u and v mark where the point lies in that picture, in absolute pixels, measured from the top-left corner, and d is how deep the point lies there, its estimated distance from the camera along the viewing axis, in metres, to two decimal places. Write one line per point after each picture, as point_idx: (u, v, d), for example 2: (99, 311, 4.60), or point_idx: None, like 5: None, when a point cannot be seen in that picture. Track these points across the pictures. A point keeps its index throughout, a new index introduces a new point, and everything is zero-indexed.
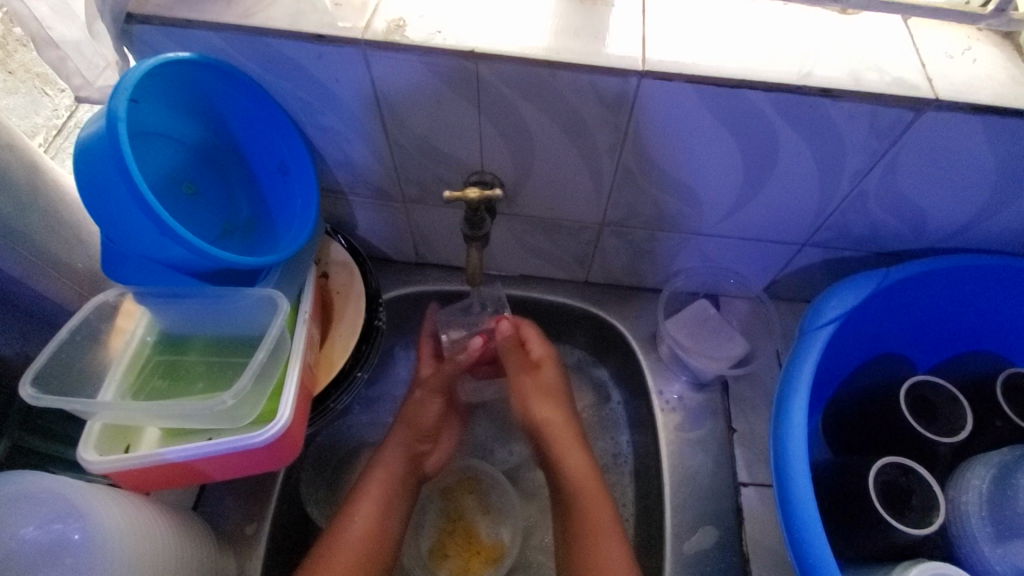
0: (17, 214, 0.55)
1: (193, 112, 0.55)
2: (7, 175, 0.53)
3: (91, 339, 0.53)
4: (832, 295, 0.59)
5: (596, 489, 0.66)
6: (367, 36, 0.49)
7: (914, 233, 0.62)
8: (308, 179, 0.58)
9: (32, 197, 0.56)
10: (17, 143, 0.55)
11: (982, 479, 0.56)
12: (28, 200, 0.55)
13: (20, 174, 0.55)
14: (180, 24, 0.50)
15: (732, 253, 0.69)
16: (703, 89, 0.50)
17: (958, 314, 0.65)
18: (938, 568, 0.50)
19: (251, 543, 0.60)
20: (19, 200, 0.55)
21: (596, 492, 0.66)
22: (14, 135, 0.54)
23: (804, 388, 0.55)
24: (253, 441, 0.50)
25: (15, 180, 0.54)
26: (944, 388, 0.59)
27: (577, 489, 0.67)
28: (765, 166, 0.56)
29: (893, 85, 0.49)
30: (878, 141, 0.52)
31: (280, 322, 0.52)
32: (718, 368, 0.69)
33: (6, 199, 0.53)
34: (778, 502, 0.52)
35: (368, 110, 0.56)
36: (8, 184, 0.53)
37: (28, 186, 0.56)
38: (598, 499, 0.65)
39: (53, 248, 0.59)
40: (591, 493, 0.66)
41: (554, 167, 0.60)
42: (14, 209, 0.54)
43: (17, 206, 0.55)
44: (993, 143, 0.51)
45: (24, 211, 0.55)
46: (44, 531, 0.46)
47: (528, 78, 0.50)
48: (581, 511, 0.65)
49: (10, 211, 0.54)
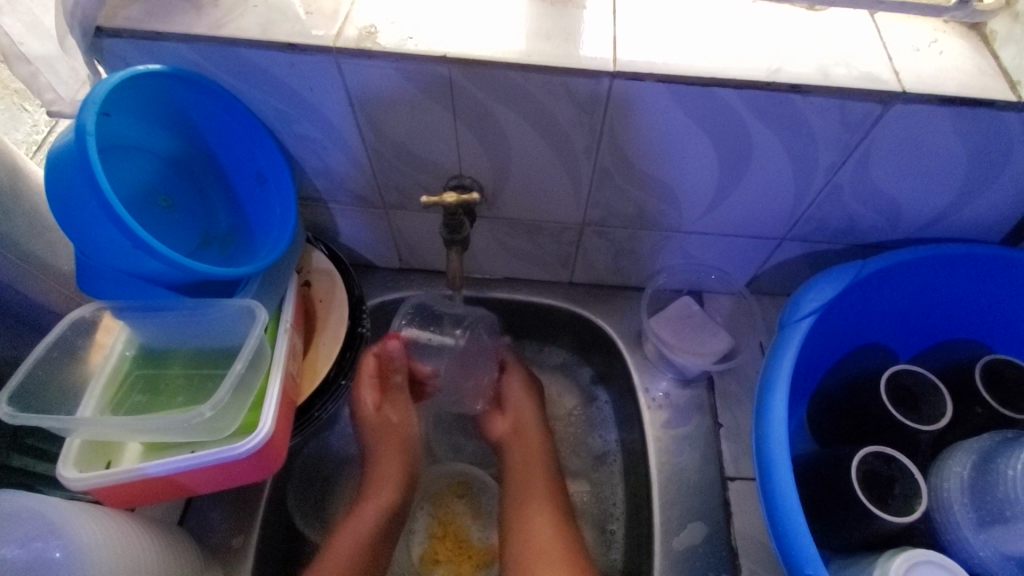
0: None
1: (166, 124, 0.54)
2: None
3: (68, 356, 0.52)
4: (811, 288, 0.60)
5: (539, 503, 0.67)
6: (339, 43, 0.49)
7: (890, 225, 0.63)
8: (286, 188, 0.58)
9: (17, 203, 0.56)
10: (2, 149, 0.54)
11: (962, 466, 0.56)
12: (11, 208, 0.55)
13: (3, 180, 0.54)
14: (151, 37, 0.50)
15: (712, 250, 0.69)
16: (675, 88, 0.50)
17: (937, 304, 0.65)
18: (918, 555, 0.51)
19: (239, 556, 0.60)
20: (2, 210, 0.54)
21: (536, 502, 0.67)
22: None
23: (785, 382, 0.55)
24: (235, 453, 0.50)
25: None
26: (925, 376, 0.59)
27: (525, 504, 0.67)
28: (740, 162, 0.57)
29: (861, 79, 0.49)
30: (849, 135, 0.53)
31: (259, 332, 0.52)
32: (703, 364, 0.69)
33: None
34: (761, 497, 0.53)
35: (344, 118, 0.56)
36: None
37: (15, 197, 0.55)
38: (542, 521, 0.65)
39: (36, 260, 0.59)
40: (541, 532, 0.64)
41: (531, 169, 0.60)
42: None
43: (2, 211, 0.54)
44: (962, 133, 0.52)
45: (8, 215, 0.55)
46: (25, 551, 0.45)
47: (500, 81, 0.51)
48: (525, 532, 0.65)
49: None
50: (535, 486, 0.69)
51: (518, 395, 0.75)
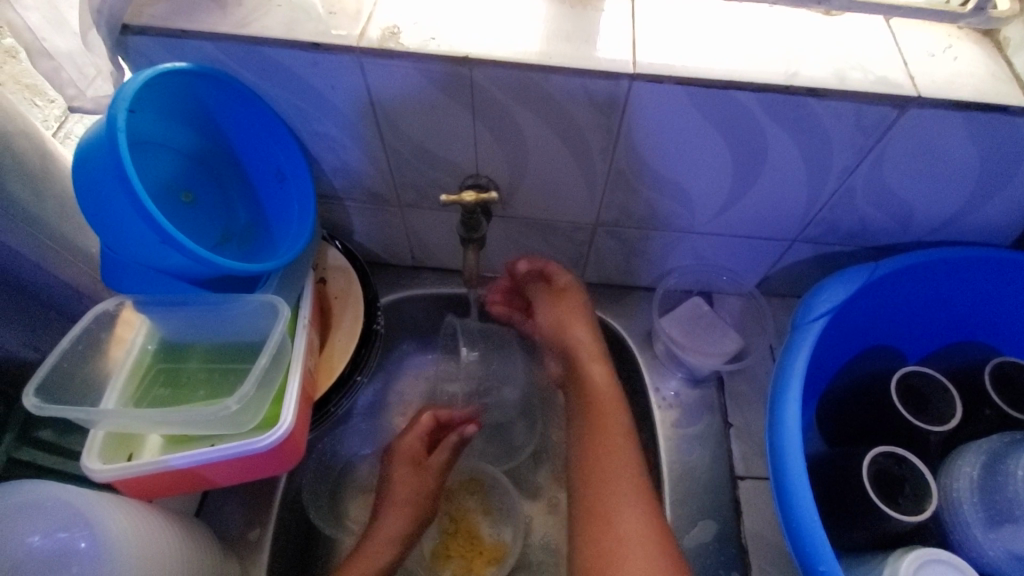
0: (20, 220, 0.55)
1: (189, 121, 0.55)
2: (26, 161, 0.55)
3: (92, 348, 0.53)
4: (822, 290, 0.60)
5: (620, 443, 0.62)
6: (362, 43, 0.50)
7: (901, 227, 0.63)
8: (305, 186, 0.59)
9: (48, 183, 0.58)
10: (30, 131, 0.56)
11: (972, 466, 0.56)
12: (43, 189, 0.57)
13: (36, 163, 0.57)
14: (176, 35, 0.51)
15: (724, 251, 0.70)
16: (693, 90, 0.51)
17: (947, 306, 0.66)
18: (927, 555, 0.52)
19: (256, 548, 0.61)
20: (24, 205, 0.55)
21: (618, 443, 0.62)
22: (29, 123, 0.56)
23: (798, 382, 0.56)
24: (257, 446, 0.51)
25: (31, 167, 0.56)
26: (934, 377, 0.60)
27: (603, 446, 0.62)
28: (755, 163, 0.57)
29: (876, 84, 0.50)
30: (864, 138, 0.53)
31: (282, 327, 0.52)
32: (713, 364, 0.70)
33: (22, 184, 0.55)
34: (775, 496, 0.53)
35: (364, 117, 0.56)
36: (27, 169, 0.56)
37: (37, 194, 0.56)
38: (624, 457, 0.61)
39: (53, 258, 0.59)
40: (622, 472, 0.60)
41: (547, 168, 0.61)
42: (32, 195, 0.56)
43: (35, 192, 0.56)
44: (975, 138, 0.52)
45: (41, 197, 0.57)
46: (49, 541, 0.45)
47: (521, 81, 0.51)
48: (608, 476, 0.60)
49: (28, 196, 0.55)
50: (611, 422, 0.63)
51: (589, 346, 0.70)
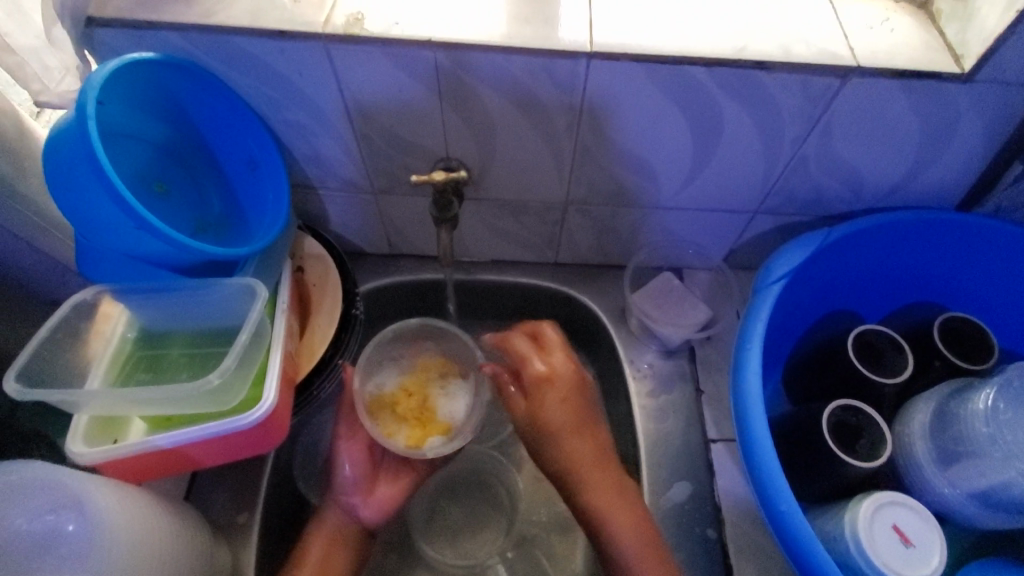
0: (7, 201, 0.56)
1: (160, 113, 0.56)
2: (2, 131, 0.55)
3: (71, 337, 0.54)
4: (780, 255, 0.64)
5: None
6: (328, 30, 0.51)
7: (853, 195, 0.67)
8: (278, 174, 0.61)
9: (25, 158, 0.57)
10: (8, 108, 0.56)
11: (923, 413, 0.59)
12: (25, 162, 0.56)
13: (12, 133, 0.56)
14: (141, 26, 0.51)
15: (691, 226, 0.73)
16: (648, 66, 0.53)
17: (897, 269, 0.70)
18: (884, 498, 0.55)
19: (245, 531, 0.62)
20: (12, 186, 0.56)
21: None
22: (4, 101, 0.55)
23: (758, 343, 0.59)
24: (241, 423, 0.52)
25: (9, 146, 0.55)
26: (884, 333, 0.64)
27: None
28: (712, 136, 0.60)
29: (818, 55, 0.53)
30: (811, 108, 0.57)
31: (260, 308, 0.54)
32: (684, 334, 0.73)
33: (5, 159, 0.55)
34: (740, 448, 0.56)
35: (334, 105, 0.58)
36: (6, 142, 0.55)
37: (19, 177, 0.57)
38: None
39: (38, 241, 0.61)
40: None
41: (516, 150, 0.63)
42: (15, 171, 0.56)
43: (18, 168, 0.57)
44: (913, 104, 0.56)
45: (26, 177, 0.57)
46: (36, 523, 0.45)
47: (485, 63, 0.53)
48: None
49: (10, 171, 0.56)
50: None
51: None
